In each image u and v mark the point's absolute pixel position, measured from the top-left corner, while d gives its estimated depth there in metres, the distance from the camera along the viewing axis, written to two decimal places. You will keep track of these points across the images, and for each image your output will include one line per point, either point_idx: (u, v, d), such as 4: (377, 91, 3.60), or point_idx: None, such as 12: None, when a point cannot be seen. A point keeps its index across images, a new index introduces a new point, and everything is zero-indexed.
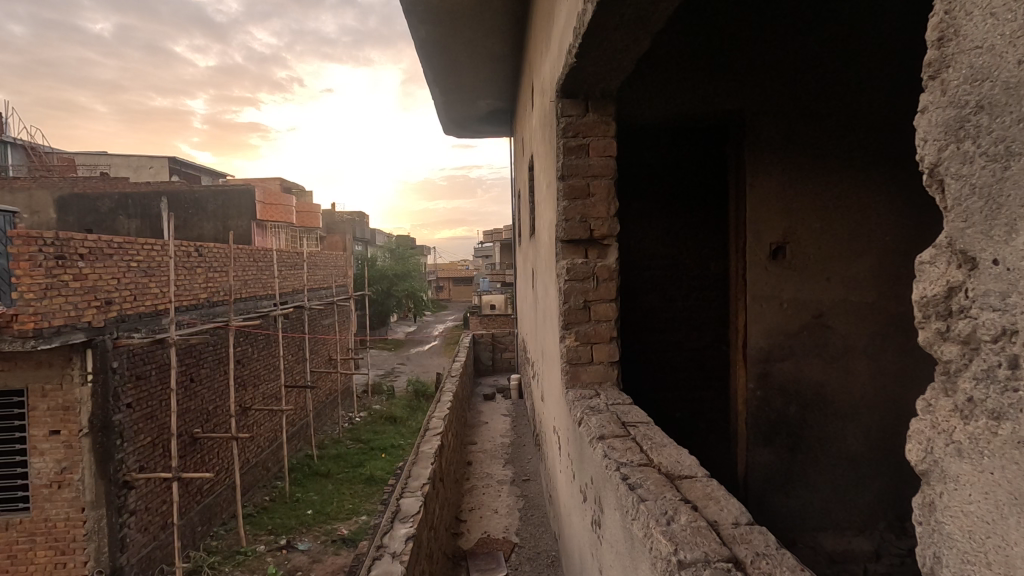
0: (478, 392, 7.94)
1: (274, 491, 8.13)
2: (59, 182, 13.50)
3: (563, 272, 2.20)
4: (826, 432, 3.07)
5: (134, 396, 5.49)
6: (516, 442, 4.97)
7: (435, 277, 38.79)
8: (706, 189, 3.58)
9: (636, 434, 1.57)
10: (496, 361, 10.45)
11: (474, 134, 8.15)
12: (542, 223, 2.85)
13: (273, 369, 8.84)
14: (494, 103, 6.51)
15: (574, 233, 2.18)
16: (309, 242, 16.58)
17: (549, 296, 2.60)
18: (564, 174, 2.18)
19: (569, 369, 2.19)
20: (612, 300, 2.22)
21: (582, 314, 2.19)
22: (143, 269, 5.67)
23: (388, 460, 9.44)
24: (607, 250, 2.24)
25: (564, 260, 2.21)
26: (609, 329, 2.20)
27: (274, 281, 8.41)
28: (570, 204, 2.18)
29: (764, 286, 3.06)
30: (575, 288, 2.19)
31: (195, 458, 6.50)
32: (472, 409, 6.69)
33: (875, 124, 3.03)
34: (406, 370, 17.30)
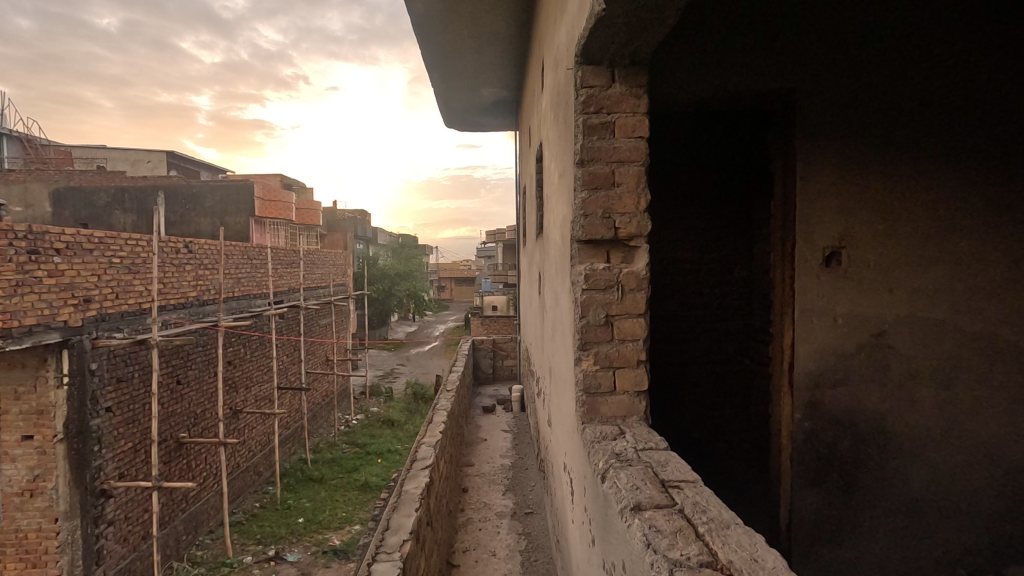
0: (477, 404, 7.64)
1: (265, 498, 7.86)
2: (56, 175, 13.27)
3: (581, 279, 1.89)
4: (886, 473, 2.75)
5: (114, 399, 5.21)
6: (518, 464, 4.67)
7: (437, 277, 38.45)
8: (738, 183, 3.35)
9: (685, 504, 1.28)
10: (496, 370, 10.14)
11: (476, 127, 7.88)
12: (554, 226, 2.56)
13: (266, 370, 8.54)
14: (498, 92, 6.22)
15: (595, 231, 1.87)
16: (309, 240, 16.29)
17: (562, 310, 2.30)
18: (583, 159, 1.88)
19: (586, 400, 1.89)
20: (640, 315, 1.90)
21: (602, 332, 1.89)
22: (127, 266, 5.39)
23: (384, 466, 9.14)
24: (634, 253, 1.94)
25: (583, 264, 1.91)
26: (636, 351, 1.90)
27: (269, 279, 8.13)
28: (591, 194, 1.88)
29: (816, 299, 2.76)
30: (597, 299, 1.89)
31: (181, 464, 6.23)
32: (470, 424, 6.39)
33: (933, 113, 2.71)
34: (405, 371, 16.98)
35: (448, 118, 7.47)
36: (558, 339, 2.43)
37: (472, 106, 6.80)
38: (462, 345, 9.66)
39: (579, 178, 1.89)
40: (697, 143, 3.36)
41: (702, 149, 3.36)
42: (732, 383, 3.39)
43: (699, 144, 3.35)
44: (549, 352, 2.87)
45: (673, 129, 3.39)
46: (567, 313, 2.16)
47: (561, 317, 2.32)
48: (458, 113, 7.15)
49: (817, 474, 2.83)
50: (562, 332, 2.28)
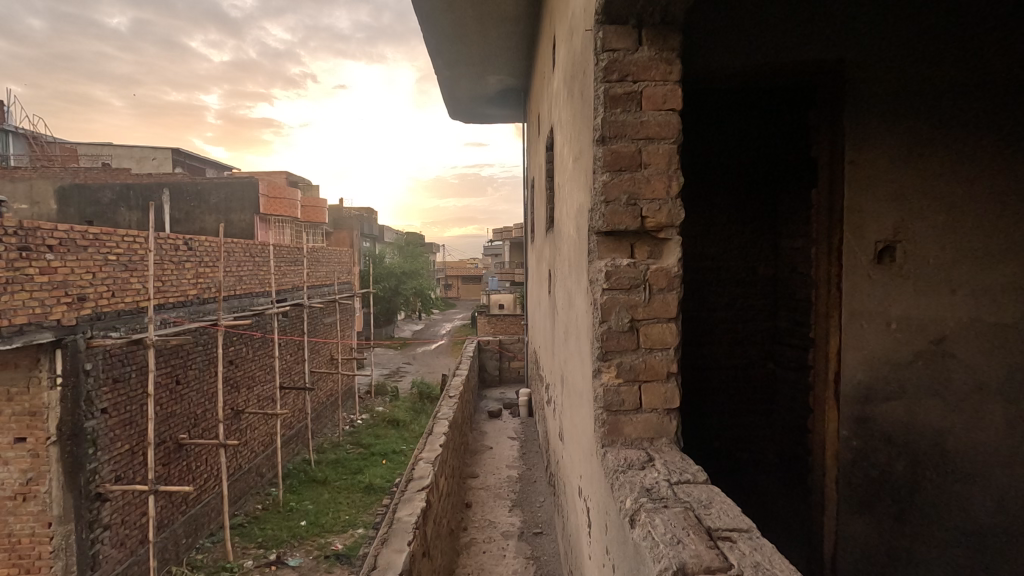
0: (483, 408, 7.47)
1: (267, 500, 7.73)
2: (60, 172, 13.21)
3: (602, 277, 1.71)
4: (945, 499, 2.52)
5: (110, 400, 5.08)
6: (525, 476, 4.49)
7: (443, 275, 38.27)
8: (765, 166, 3.22)
9: (740, 566, 1.10)
10: (503, 372, 9.96)
11: (481, 118, 7.69)
12: (568, 220, 2.39)
13: (268, 370, 8.40)
14: (504, 80, 6.03)
15: (620, 220, 1.70)
16: (314, 238, 16.16)
17: (577, 312, 2.12)
18: (606, 136, 1.71)
19: (608, 419, 1.71)
20: (672, 320, 1.72)
21: (626, 339, 1.71)
22: (123, 263, 5.25)
23: (388, 467, 9.00)
24: (664, 247, 1.75)
25: (605, 260, 1.73)
26: (664, 360, 1.72)
27: (271, 277, 7.99)
28: (614, 176, 1.71)
29: (867, 301, 2.59)
30: (622, 300, 1.70)
31: (181, 466, 6.11)
32: (475, 431, 6.20)
33: (987, 91, 2.47)
34: (411, 370, 16.82)
35: (452, 108, 7.27)
36: (572, 345, 2.25)
37: (477, 95, 6.59)
38: (467, 347, 9.48)
39: (600, 158, 1.72)
40: (727, 124, 3.24)
41: (728, 135, 3.22)
42: (756, 388, 3.25)
43: (727, 131, 3.22)
44: (562, 356, 2.71)
45: (698, 114, 3.25)
46: (583, 314, 1.98)
47: (577, 321, 2.14)
48: (463, 102, 6.93)
49: (866, 499, 2.65)
50: (577, 335, 2.10)
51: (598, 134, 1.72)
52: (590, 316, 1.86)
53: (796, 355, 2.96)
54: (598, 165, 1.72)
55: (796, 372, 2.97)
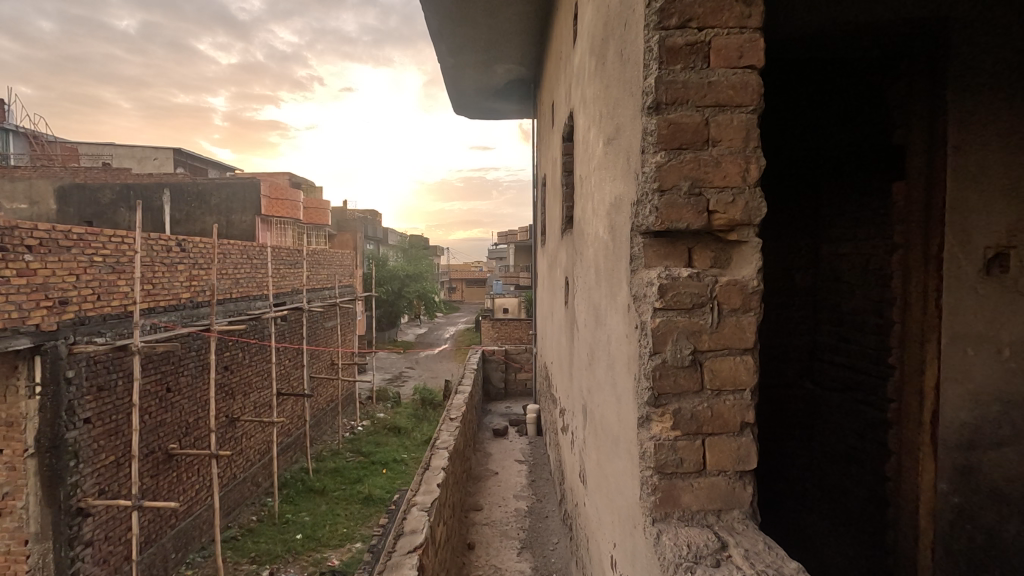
0: (487, 425, 7.18)
1: (262, 510, 7.46)
2: (61, 171, 13.05)
3: (654, 291, 1.46)
4: None
5: (94, 410, 4.82)
6: (536, 510, 4.19)
7: (448, 279, 37.96)
8: (809, 155, 2.94)
9: None
10: (508, 384, 9.67)
11: (486, 112, 7.44)
12: (600, 223, 2.14)
13: (266, 376, 8.13)
14: (512, 69, 5.75)
15: (678, 215, 1.47)
16: (317, 241, 15.93)
17: (616, 333, 1.86)
18: (662, 104, 1.48)
19: (664, 483, 1.46)
20: (745, 352, 1.48)
21: (683, 375, 1.46)
22: (110, 264, 4.99)
23: (389, 476, 8.71)
24: (739, 254, 1.52)
25: (659, 271, 1.49)
26: (730, 404, 1.47)
27: (270, 280, 7.73)
28: (671, 157, 1.47)
29: (975, 321, 2.19)
30: (681, 322, 1.46)
31: (170, 478, 5.84)
32: (479, 453, 5.91)
33: None
34: (413, 375, 16.52)
35: (458, 102, 7.02)
36: (607, 370, 1.99)
37: (484, 86, 6.32)
38: (471, 358, 9.19)
39: (654, 134, 1.48)
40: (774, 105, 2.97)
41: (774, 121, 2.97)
42: (794, 410, 3.05)
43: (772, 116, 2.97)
44: (588, 375, 2.47)
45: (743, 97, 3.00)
46: (625, 338, 1.72)
47: (614, 344, 1.88)
48: (469, 95, 6.67)
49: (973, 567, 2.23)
50: (616, 360, 1.85)
51: (652, 103, 1.48)
52: (634, 340, 1.60)
53: (840, 375, 2.78)
54: (653, 143, 1.49)
55: (840, 395, 2.78)
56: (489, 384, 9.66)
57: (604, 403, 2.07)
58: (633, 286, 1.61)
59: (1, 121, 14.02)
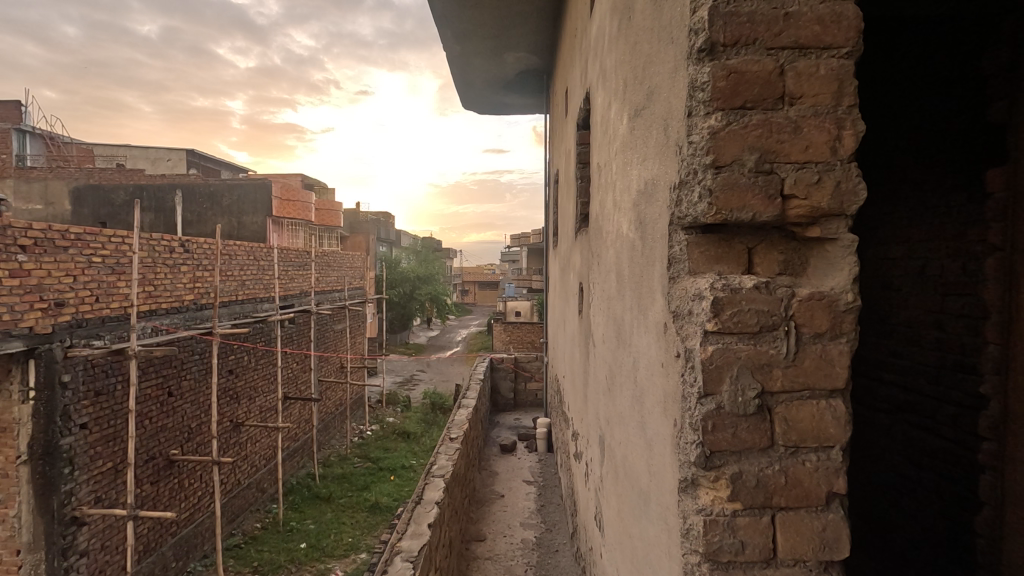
0: (495, 439, 6.95)
1: (267, 517, 7.31)
2: (76, 173, 13.08)
3: (706, 312, 1.23)
4: None
5: (91, 415, 4.68)
6: (546, 539, 3.97)
7: (460, 281, 37.79)
8: (888, 128, 2.48)
9: None
10: (518, 393, 9.44)
11: (495, 105, 7.24)
12: (624, 221, 1.92)
13: (271, 379, 7.99)
14: (523, 59, 5.54)
15: (741, 201, 1.25)
16: (328, 242, 15.85)
17: (646, 357, 1.63)
18: (727, 53, 1.25)
19: (719, 565, 1.21)
20: (832, 396, 1.25)
21: (745, 424, 1.23)
22: (110, 266, 4.85)
23: (396, 484, 8.52)
24: (824, 256, 1.30)
25: (715, 280, 1.27)
26: (808, 466, 1.24)
27: (275, 282, 7.58)
28: (731, 119, 1.25)
29: None
30: (743, 352, 1.23)
31: (171, 485, 5.70)
32: (485, 472, 5.67)
33: None
34: (424, 379, 16.35)
35: (467, 95, 6.85)
36: (634, 400, 1.76)
37: (493, 77, 6.13)
38: (479, 366, 8.96)
39: (708, 87, 1.25)
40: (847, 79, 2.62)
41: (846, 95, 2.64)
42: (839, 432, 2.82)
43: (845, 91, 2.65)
44: (607, 395, 2.24)
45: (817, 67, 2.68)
46: (661, 367, 1.49)
47: (644, 370, 1.65)
48: (477, 87, 6.48)
49: None
50: (647, 392, 1.61)
51: (705, 43, 1.24)
52: (674, 369, 1.37)
53: (889, 395, 2.52)
54: (706, 100, 1.26)
55: (888, 417, 2.52)
56: (498, 393, 9.42)
57: (628, 435, 1.84)
58: (674, 299, 1.38)
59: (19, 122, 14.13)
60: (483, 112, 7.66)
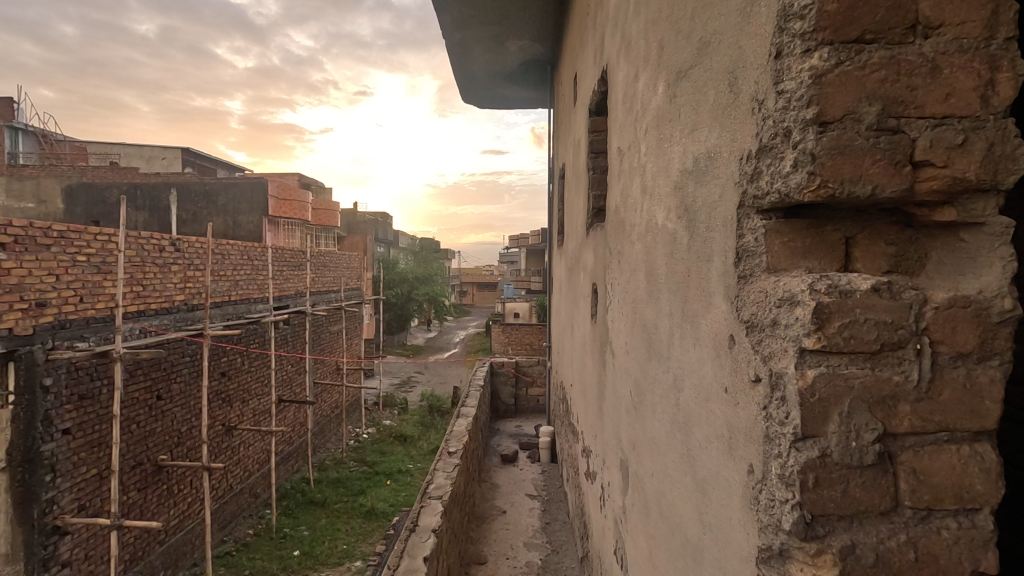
0: (495, 449, 6.80)
1: (260, 524, 7.14)
2: (69, 171, 12.89)
3: (806, 323, 1.06)
4: None
5: (76, 420, 4.51)
6: (549, 564, 3.80)
7: (458, 282, 37.61)
8: None
9: None
10: (518, 400, 9.28)
11: (495, 98, 7.10)
12: (662, 215, 1.74)
13: (266, 382, 7.82)
14: (527, 47, 5.40)
15: (852, 171, 1.11)
16: (326, 242, 15.67)
17: (696, 375, 1.45)
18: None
19: None
20: (974, 440, 1.11)
21: (860, 477, 1.07)
22: (96, 264, 4.68)
23: (393, 488, 8.34)
24: (965, 245, 1.18)
25: (820, 283, 1.09)
26: (944, 535, 1.09)
27: (270, 281, 7.41)
28: (843, 60, 1.12)
29: None
30: (858, 378, 1.07)
31: (159, 492, 5.52)
32: (485, 485, 5.52)
33: None
34: (422, 381, 16.18)
35: (467, 88, 6.71)
36: (678, 422, 1.58)
37: (495, 68, 6.00)
38: (479, 371, 8.80)
39: (812, 19, 1.10)
40: None
41: None
42: None
43: None
44: (634, 411, 2.07)
45: None
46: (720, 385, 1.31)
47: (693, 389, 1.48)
48: (478, 79, 6.34)
49: None
50: (698, 414, 1.44)
51: None
52: (744, 393, 1.20)
53: None
54: (808, 32, 1.11)
55: None
56: (498, 399, 9.26)
57: (668, 459, 1.66)
58: (746, 307, 1.21)
59: (11, 120, 13.93)
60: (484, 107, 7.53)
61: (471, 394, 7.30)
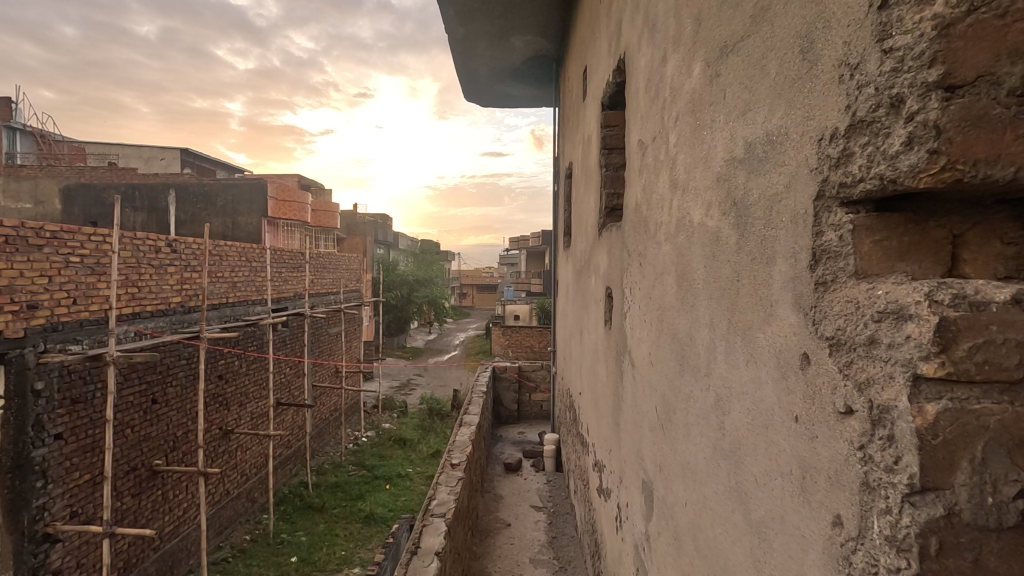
0: (498, 458, 6.70)
1: (257, 529, 7.02)
2: (67, 171, 12.80)
3: (925, 345, 0.86)
4: None
5: (68, 425, 4.41)
6: None
7: (458, 284, 37.52)
8: None
9: None
10: (521, 406, 9.18)
11: (499, 95, 7.02)
12: (702, 214, 1.59)
13: (264, 385, 7.71)
14: (532, 42, 5.32)
15: (982, 151, 0.89)
16: (326, 244, 15.57)
17: (754, 406, 1.28)
18: None
19: None
20: None
21: (996, 543, 0.83)
22: (89, 266, 4.59)
23: (392, 493, 8.23)
24: None
25: (941, 290, 0.89)
26: None
27: (269, 283, 7.31)
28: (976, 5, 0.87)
29: None
30: (994, 416, 0.85)
31: (154, 497, 5.41)
32: (489, 496, 5.41)
33: None
34: (422, 383, 16.06)
35: (469, 85, 6.64)
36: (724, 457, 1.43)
37: (499, 65, 5.95)
38: (481, 376, 8.69)
39: None
40: None
41: None
42: None
43: None
44: (663, 437, 1.92)
45: None
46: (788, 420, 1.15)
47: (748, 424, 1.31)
48: (481, 76, 6.28)
49: None
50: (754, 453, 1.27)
51: None
52: (828, 428, 1.01)
53: None
54: None
55: None
56: (501, 404, 9.16)
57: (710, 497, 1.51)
58: (828, 320, 1.03)
59: (9, 120, 13.84)
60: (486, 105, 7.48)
61: (473, 400, 7.19)
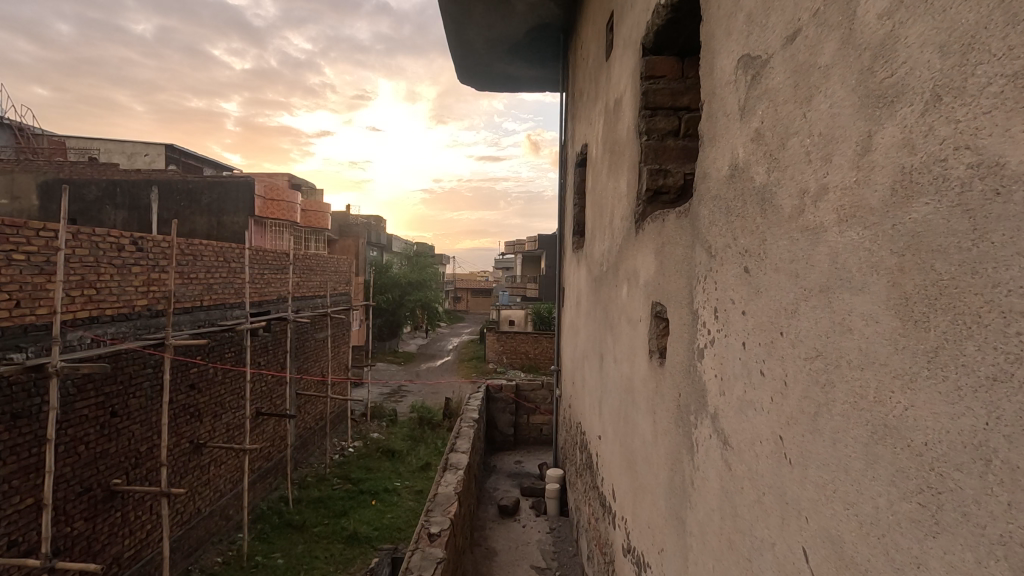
0: (491, 498, 6.19)
1: (230, 550, 6.50)
2: (45, 166, 12.21)
3: None
4: None
5: (7, 443, 3.91)
6: None
7: (452, 289, 37.12)
8: None
9: None
10: (518, 429, 8.69)
11: (500, 75, 6.61)
12: None
13: (241, 396, 7.18)
14: (537, 7, 4.89)
15: None
16: (316, 245, 15.08)
17: None
18: None
19: None
20: None
21: None
22: (36, 264, 4.11)
23: (377, 510, 7.73)
24: None
25: None
26: None
27: (247, 285, 6.81)
28: None
29: None
30: None
31: (111, 520, 4.90)
32: (481, 552, 4.93)
33: None
34: (413, 390, 15.59)
35: (465, 61, 6.22)
36: (933, 540, 0.86)
37: (497, 36, 5.51)
38: (473, 400, 8.22)
39: None
40: None
41: None
42: None
43: None
44: (777, 488, 1.32)
45: None
46: None
47: None
48: (479, 50, 5.86)
49: None
50: None
51: None
52: None
53: None
54: None
55: None
56: (496, 427, 8.66)
57: None
58: None
59: None
60: (484, 88, 7.06)
61: (462, 431, 6.67)
